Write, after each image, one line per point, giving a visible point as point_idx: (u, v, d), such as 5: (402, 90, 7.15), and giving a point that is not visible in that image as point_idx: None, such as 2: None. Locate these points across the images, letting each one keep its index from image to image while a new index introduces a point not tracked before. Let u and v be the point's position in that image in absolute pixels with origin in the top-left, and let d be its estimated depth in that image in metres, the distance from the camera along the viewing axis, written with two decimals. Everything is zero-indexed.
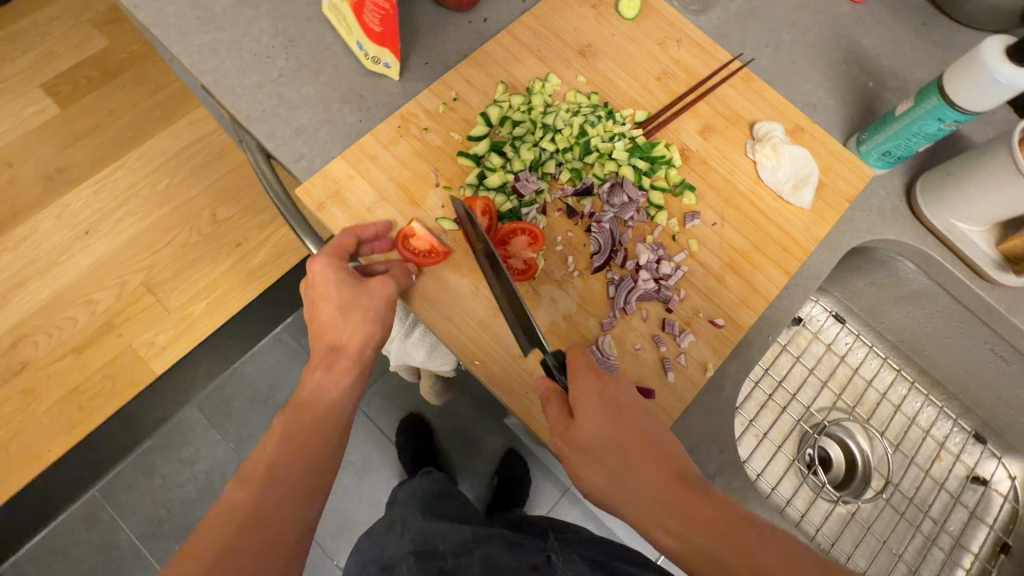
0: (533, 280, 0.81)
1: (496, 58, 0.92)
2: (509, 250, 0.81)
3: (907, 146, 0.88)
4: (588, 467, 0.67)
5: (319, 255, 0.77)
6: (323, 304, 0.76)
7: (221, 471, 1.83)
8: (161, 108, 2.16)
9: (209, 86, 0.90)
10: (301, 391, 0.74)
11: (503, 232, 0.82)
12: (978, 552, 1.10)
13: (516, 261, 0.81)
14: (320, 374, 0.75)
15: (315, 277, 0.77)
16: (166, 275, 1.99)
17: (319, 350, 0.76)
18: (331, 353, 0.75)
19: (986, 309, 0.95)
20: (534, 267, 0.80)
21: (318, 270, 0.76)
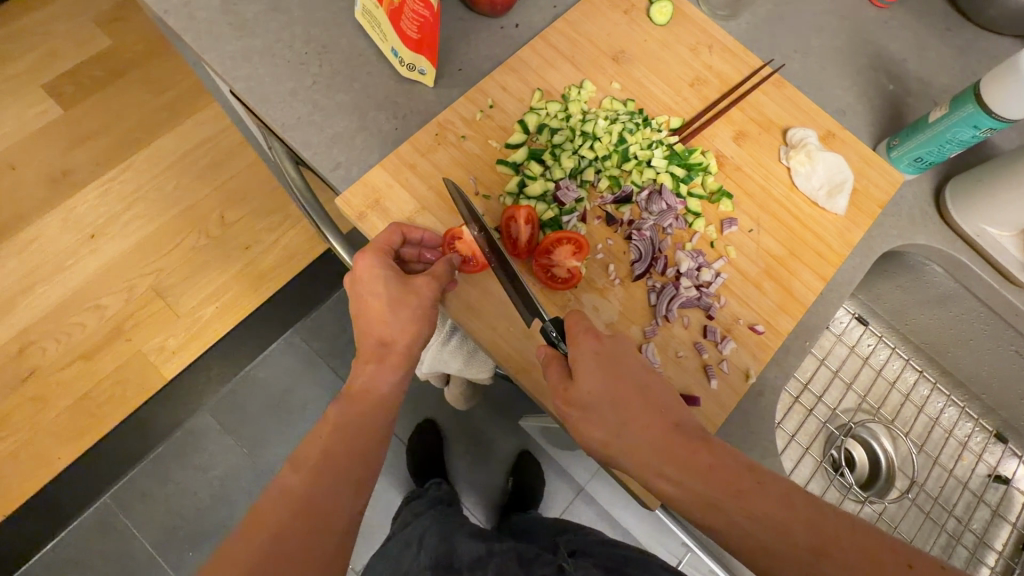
0: (575, 288, 0.81)
1: (531, 65, 0.92)
2: (553, 259, 0.80)
3: (939, 153, 0.89)
4: (589, 423, 0.65)
5: (365, 250, 0.76)
6: (367, 299, 0.75)
7: (235, 476, 1.83)
8: (167, 109, 2.13)
9: (242, 93, 0.89)
10: (351, 384, 0.74)
11: (548, 242, 0.81)
12: (1002, 550, 1.11)
13: (559, 270, 0.80)
14: (372, 366, 0.75)
15: (359, 272, 0.76)
16: (175, 280, 1.98)
17: (366, 345, 0.75)
18: (380, 349, 0.75)
19: (1012, 312, 0.97)
20: (578, 276, 0.80)
21: (364, 266, 0.75)
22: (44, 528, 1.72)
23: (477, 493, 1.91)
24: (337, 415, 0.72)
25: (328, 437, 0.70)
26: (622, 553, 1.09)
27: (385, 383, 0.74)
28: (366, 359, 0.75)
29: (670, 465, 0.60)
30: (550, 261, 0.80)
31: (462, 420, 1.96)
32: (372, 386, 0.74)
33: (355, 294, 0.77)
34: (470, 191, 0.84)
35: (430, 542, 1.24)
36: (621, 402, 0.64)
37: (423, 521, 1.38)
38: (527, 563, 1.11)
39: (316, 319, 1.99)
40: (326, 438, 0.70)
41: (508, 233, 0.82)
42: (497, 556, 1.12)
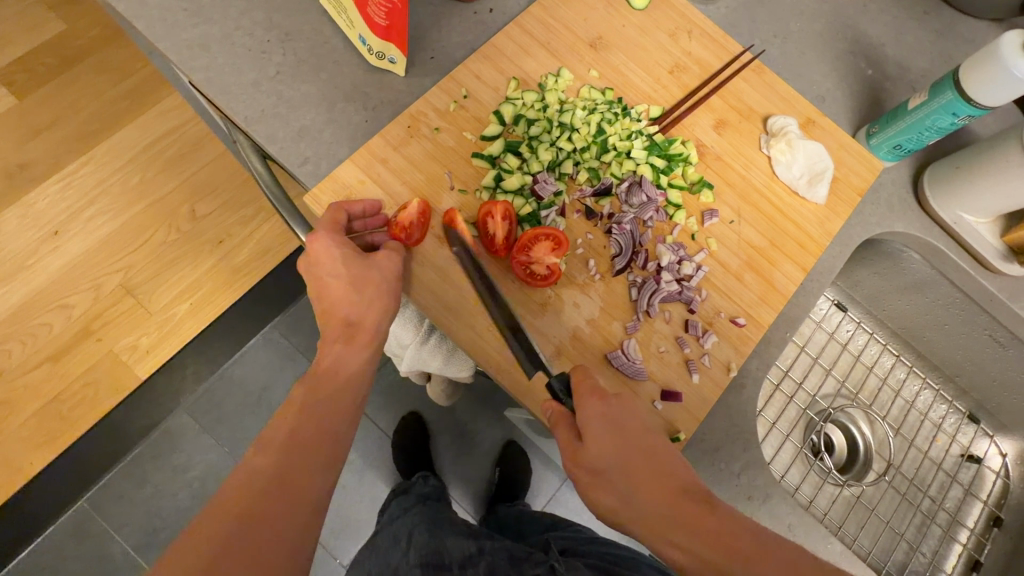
0: (555, 285, 0.79)
1: (506, 52, 0.89)
2: (531, 256, 0.78)
3: (918, 139, 0.88)
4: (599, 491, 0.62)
5: (316, 232, 0.74)
6: (330, 282, 0.74)
7: (216, 476, 1.79)
8: (128, 98, 2.04)
9: (201, 85, 0.84)
10: (319, 360, 0.72)
11: (526, 238, 0.78)
12: (973, 527, 1.14)
13: (537, 267, 0.78)
14: (339, 347, 0.73)
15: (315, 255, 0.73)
16: (145, 277, 1.91)
17: (332, 324, 0.74)
18: (345, 327, 0.73)
19: (987, 297, 0.98)
20: (558, 272, 0.77)
21: (316, 248, 0.73)
22: (15, 534, 1.66)
23: (464, 486, 1.90)
24: (302, 399, 0.68)
25: (307, 427, 0.66)
26: (614, 555, 1.10)
27: (351, 368, 0.72)
28: (334, 338, 0.73)
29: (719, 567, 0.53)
30: (525, 255, 0.78)
31: (446, 413, 1.95)
32: (340, 361, 0.72)
33: (313, 277, 0.74)
34: (445, 185, 0.82)
35: (419, 540, 1.22)
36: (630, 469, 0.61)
37: (410, 517, 1.37)
38: (518, 563, 1.09)
39: (294, 314, 1.94)
40: (301, 425, 0.66)
41: (484, 229, 0.79)
42: (488, 554, 1.13)
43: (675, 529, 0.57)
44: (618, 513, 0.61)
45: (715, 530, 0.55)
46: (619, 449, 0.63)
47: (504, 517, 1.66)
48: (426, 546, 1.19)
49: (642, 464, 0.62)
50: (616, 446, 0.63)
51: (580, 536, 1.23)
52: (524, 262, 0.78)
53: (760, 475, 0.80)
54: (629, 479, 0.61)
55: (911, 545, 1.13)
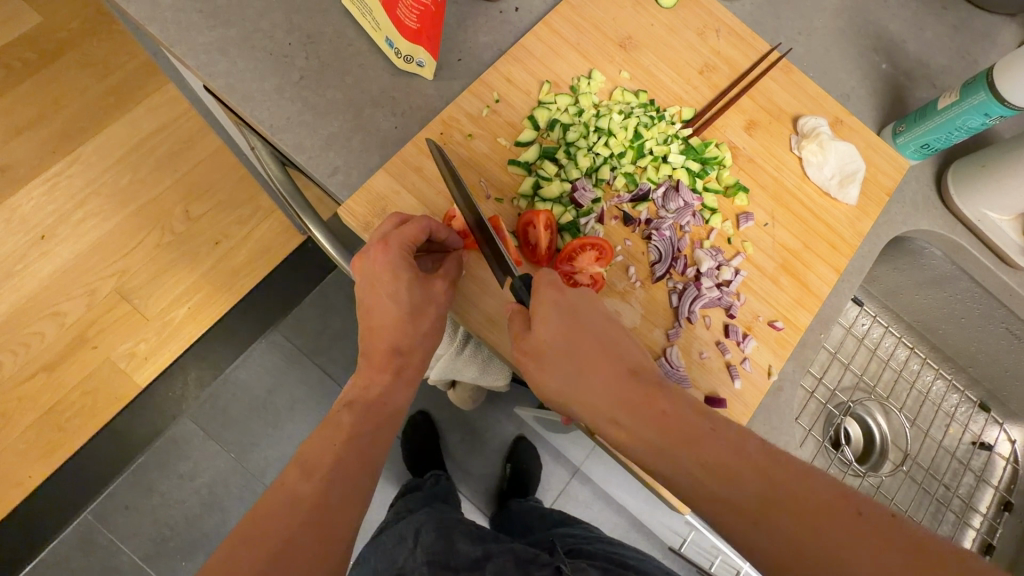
0: (597, 294, 0.79)
1: (536, 54, 0.87)
2: (575, 265, 0.77)
3: (946, 139, 0.89)
4: (545, 372, 0.65)
5: (385, 245, 0.70)
6: (385, 301, 0.72)
7: (225, 482, 1.76)
8: (114, 94, 1.95)
9: (221, 92, 0.80)
10: (367, 392, 0.72)
11: (571, 248, 0.77)
12: (985, 512, 1.19)
13: (581, 276, 0.77)
14: (388, 377, 0.73)
15: (377, 271, 0.70)
16: (141, 281, 1.85)
17: (379, 354, 0.73)
18: (396, 357, 0.73)
19: (1007, 292, 1.00)
20: (601, 282, 0.78)
21: (383, 260, 0.69)
22: (18, 549, 1.63)
23: (475, 483, 1.90)
24: (350, 424, 0.69)
25: (364, 451, 0.68)
26: (619, 559, 1.16)
27: (399, 398, 0.73)
28: (383, 369, 0.72)
29: (661, 449, 0.57)
30: (570, 266, 0.77)
31: (456, 411, 1.94)
32: (388, 392, 0.73)
33: (370, 290, 0.72)
34: (481, 194, 0.80)
35: (426, 539, 1.22)
36: (576, 350, 0.64)
37: (419, 516, 1.36)
38: (524, 564, 1.11)
39: (298, 317, 1.90)
40: (359, 450, 0.67)
41: (524, 238, 0.78)
42: (496, 557, 1.13)
43: (612, 405, 0.61)
44: (566, 394, 0.64)
45: (648, 409, 0.59)
46: (568, 335, 0.65)
47: (516, 513, 1.68)
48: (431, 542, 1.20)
49: (588, 348, 0.64)
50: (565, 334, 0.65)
51: (589, 536, 1.29)
52: (570, 272, 0.77)
53: None
54: (576, 365, 0.64)
55: None
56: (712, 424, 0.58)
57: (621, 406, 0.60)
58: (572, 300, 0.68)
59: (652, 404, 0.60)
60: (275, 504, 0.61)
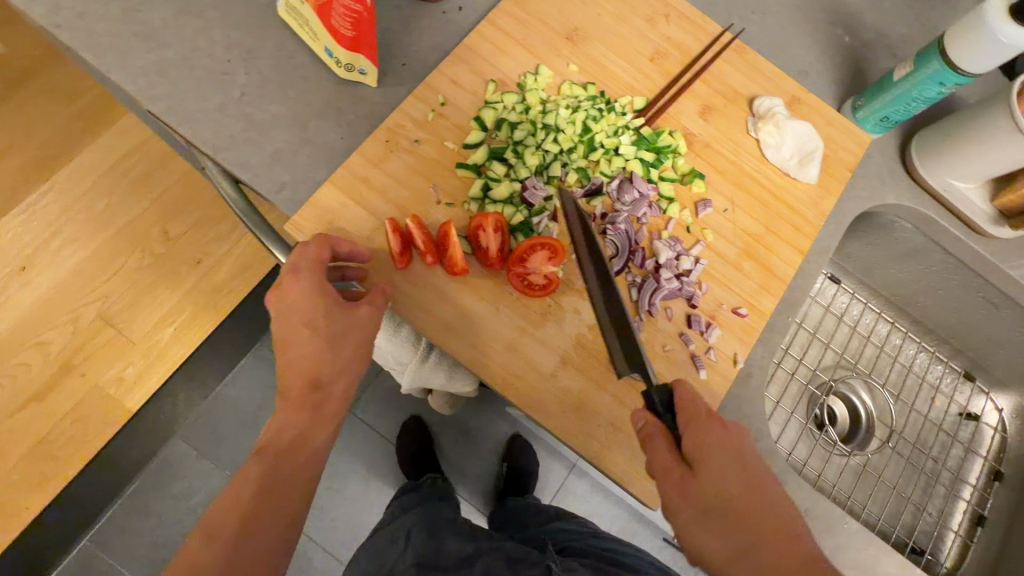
0: (554, 293, 0.78)
1: (482, 54, 0.85)
2: (528, 267, 0.75)
3: (905, 111, 0.87)
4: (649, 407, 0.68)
5: (299, 271, 0.69)
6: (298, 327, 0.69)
7: (216, 500, 1.78)
8: (82, 121, 1.94)
9: (162, 115, 0.78)
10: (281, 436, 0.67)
11: (522, 250, 0.75)
12: (975, 483, 1.17)
13: (535, 277, 0.76)
14: (307, 416, 0.69)
15: (292, 299, 0.69)
16: (123, 306, 1.83)
17: (296, 388, 0.69)
18: (314, 390, 0.69)
19: (981, 262, 0.99)
20: (556, 282, 0.76)
21: (297, 288, 0.68)
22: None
23: (472, 484, 1.90)
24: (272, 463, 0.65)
25: (296, 473, 0.66)
26: (606, 554, 1.17)
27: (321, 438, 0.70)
28: (299, 409, 0.68)
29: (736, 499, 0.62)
30: (521, 259, 0.75)
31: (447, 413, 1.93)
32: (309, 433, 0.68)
33: (284, 321, 0.69)
34: (431, 200, 0.78)
35: (416, 539, 1.23)
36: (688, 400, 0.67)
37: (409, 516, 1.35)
38: (514, 564, 1.10)
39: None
40: None
41: (476, 243, 0.76)
42: (485, 556, 1.13)
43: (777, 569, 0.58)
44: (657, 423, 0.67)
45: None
46: (739, 487, 0.62)
47: (510, 511, 1.65)
48: (423, 546, 1.19)
49: (757, 509, 0.62)
50: (736, 486, 0.62)
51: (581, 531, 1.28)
52: (522, 265, 0.75)
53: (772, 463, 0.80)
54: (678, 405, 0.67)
55: (918, 507, 1.15)
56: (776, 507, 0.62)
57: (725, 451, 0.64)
58: (739, 444, 0.65)
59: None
60: (230, 534, 0.60)
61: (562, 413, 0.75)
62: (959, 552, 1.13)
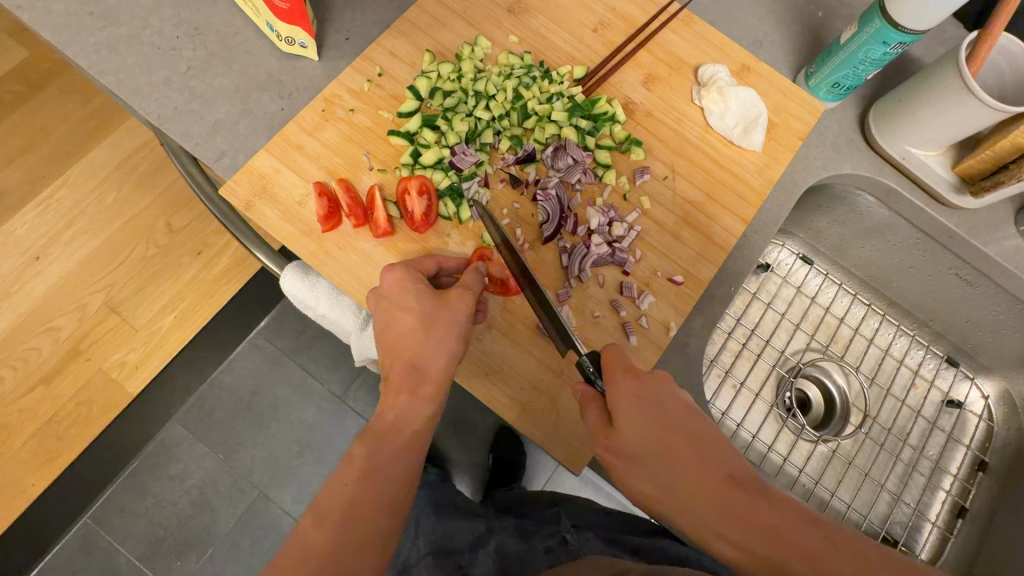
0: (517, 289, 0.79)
1: (421, 27, 0.86)
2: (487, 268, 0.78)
3: (855, 75, 0.84)
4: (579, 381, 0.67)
5: (393, 265, 0.73)
6: (395, 313, 0.71)
7: (217, 483, 1.47)
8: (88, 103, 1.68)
9: (111, 88, 0.82)
10: (380, 419, 0.66)
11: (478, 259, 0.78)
12: (957, 473, 1.07)
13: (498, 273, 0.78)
14: (405, 398, 0.67)
15: (388, 286, 0.72)
16: (129, 293, 1.56)
17: (398, 370, 0.69)
18: (413, 373, 0.68)
19: (947, 234, 0.95)
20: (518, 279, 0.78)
21: (396, 276, 0.72)
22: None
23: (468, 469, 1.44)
24: (364, 458, 0.63)
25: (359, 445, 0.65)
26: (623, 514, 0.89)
27: (418, 420, 0.67)
28: (398, 391, 0.67)
29: (655, 441, 0.57)
30: (432, 279, 0.77)
31: None
32: (406, 414, 0.67)
33: (381, 309, 0.71)
34: (364, 166, 0.81)
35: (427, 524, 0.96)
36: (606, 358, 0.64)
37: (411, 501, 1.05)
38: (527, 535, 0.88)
39: (278, 315, 1.59)
40: None
41: (403, 208, 0.79)
42: (498, 533, 0.92)
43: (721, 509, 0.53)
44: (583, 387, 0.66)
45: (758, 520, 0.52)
46: (658, 426, 0.58)
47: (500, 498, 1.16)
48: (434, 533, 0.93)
49: (678, 452, 0.57)
50: (653, 433, 0.58)
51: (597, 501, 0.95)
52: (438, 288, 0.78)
53: None
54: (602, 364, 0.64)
55: (894, 496, 1.05)
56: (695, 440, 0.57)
57: (638, 396, 0.60)
58: (656, 389, 0.60)
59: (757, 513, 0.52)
60: None
61: (487, 375, 0.76)
62: (936, 543, 1.03)
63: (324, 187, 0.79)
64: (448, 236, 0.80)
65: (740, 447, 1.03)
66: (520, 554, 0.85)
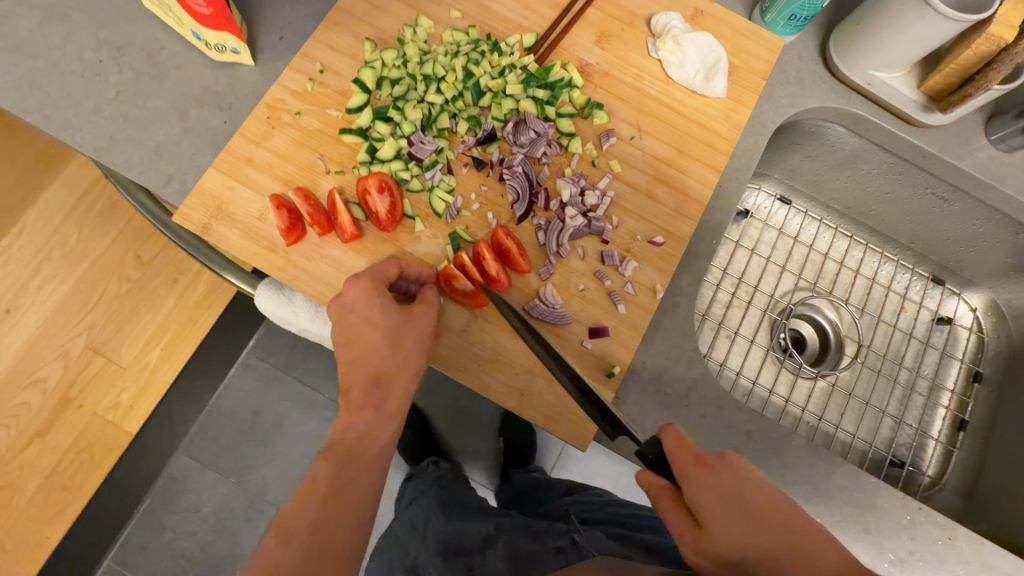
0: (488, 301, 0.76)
1: (357, 14, 0.82)
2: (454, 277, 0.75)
3: (811, 5, 0.82)
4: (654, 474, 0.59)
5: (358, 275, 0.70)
6: (362, 326, 0.69)
7: (233, 507, 1.46)
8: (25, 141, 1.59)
9: (39, 125, 0.77)
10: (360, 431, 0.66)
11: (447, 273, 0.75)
12: (954, 387, 1.08)
13: (462, 285, 0.74)
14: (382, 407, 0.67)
15: (351, 299, 0.69)
16: (110, 332, 1.51)
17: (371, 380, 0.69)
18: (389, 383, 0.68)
19: (919, 154, 0.94)
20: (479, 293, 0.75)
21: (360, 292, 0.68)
22: None
23: (476, 457, 1.43)
24: None
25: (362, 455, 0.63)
26: (634, 519, 0.86)
27: None
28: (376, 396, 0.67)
29: (727, 522, 0.52)
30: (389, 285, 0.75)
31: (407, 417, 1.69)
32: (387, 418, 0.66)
33: (344, 321, 0.69)
34: (320, 170, 0.77)
35: (435, 522, 0.94)
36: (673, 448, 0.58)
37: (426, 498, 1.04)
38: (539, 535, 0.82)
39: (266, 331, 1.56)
40: None
41: (367, 208, 0.76)
42: (507, 533, 0.85)
43: (725, 504, 0.52)
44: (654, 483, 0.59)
45: (771, 514, 0.52)
46: (722, 512, 0.52)
47: (516, 488, 1.21)
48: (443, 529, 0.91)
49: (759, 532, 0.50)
50: (726, 513, 0.52)
51: (597, 501, 0.94)
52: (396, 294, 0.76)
53: (709, 389, 0.77)
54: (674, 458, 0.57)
55: (897, 419, 1.06)
56: (763, 517, 0.51)
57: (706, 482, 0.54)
58: (730, 477, 0.54)
59: (753, 496, 0.53)
60: None
61: (480, 365, 0.75)
62: (942, 458, 1.04)
63: (281, 199, 0.75)
64: (419, 230, 0.77)
65: (741, 394, 1.04)
66: (529, 552, 0.77)
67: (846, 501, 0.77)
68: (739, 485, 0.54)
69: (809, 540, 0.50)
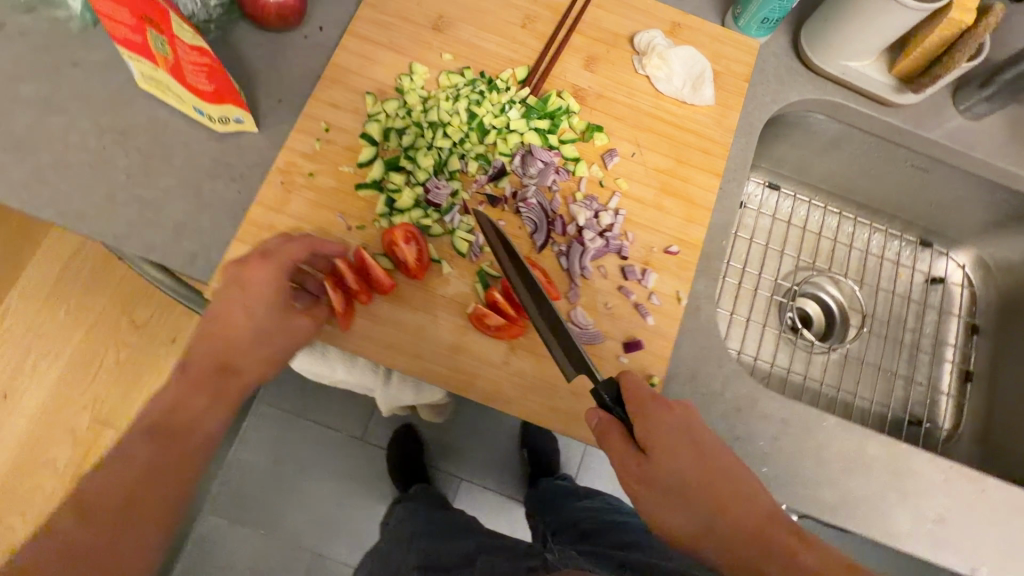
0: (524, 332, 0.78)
1: (353, 69, 0.84)
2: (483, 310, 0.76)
3: (781, 8, 0.86)
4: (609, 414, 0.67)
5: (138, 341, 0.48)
6: None
7: (271, 561, 1.45)
8: None
9: (52, 218, 0.77)
10: None
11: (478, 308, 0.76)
12: (956, 342, 1.14)
13: (495, 320, 0.76)
14: None
15: None
16: (124, 404, 1.49)
17: None
18: None
19: (896, 131, 1.00)
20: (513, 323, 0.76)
21: None
22: None
23: (509, 473, 1.46)
24: None
25: None
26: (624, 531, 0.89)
27: None
28: None
29: (685, 463, 0.62)
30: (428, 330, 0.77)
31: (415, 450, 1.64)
32: None
33: None
34: (342, 228, 0.79)
35: (427, 538, 1.00)
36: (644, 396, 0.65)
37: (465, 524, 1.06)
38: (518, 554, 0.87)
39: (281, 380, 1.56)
40: None
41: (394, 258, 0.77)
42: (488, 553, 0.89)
43: (685, 448, 0.63)
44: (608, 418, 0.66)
45: (714, 457, 0.64)
46: (681, 454, 0.63)
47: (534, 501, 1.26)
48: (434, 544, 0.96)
49: (706, 468, 0.63)
50: (685, 453, 0.63)
51: (611, 507, 1.01)
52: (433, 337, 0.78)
53: (742, 383, 0.80)
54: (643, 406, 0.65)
55: (908, 380, 1.12)
56: (708, 460, 0.64)
57: (670, 427, 0.64)
58: (688, 426, 0.65)
59: (706, 442, 0.65)
60: None
61: (524, 394, 0.77)
62: (955, 411, 1.10)
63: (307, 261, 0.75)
64: (446, 272, 0.79)
65: (761, 378, 1.08)
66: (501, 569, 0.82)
67: (882, 469, 0.81)
68: (692, 432, 0.65)
69: (740, 479, 0.64)
